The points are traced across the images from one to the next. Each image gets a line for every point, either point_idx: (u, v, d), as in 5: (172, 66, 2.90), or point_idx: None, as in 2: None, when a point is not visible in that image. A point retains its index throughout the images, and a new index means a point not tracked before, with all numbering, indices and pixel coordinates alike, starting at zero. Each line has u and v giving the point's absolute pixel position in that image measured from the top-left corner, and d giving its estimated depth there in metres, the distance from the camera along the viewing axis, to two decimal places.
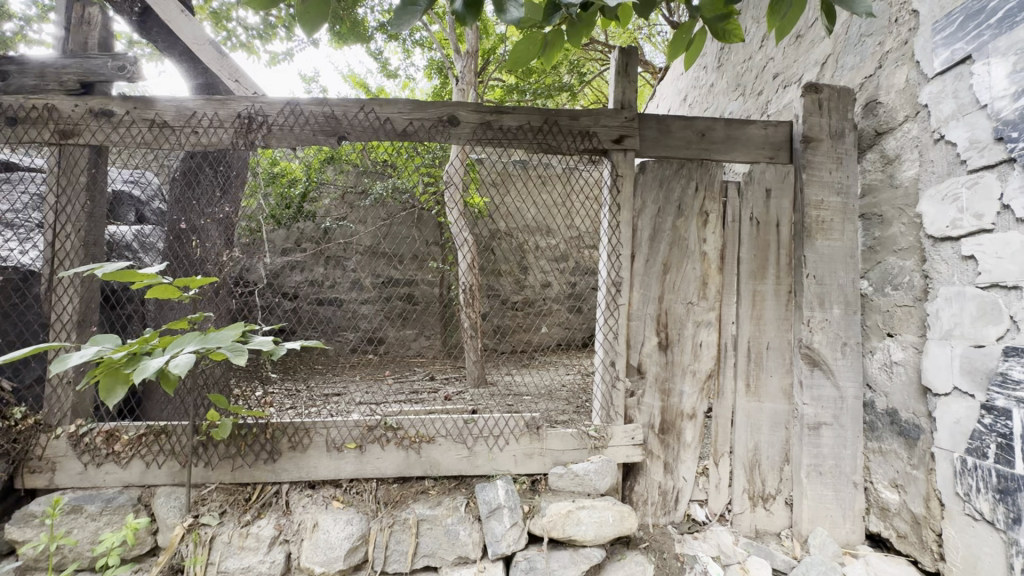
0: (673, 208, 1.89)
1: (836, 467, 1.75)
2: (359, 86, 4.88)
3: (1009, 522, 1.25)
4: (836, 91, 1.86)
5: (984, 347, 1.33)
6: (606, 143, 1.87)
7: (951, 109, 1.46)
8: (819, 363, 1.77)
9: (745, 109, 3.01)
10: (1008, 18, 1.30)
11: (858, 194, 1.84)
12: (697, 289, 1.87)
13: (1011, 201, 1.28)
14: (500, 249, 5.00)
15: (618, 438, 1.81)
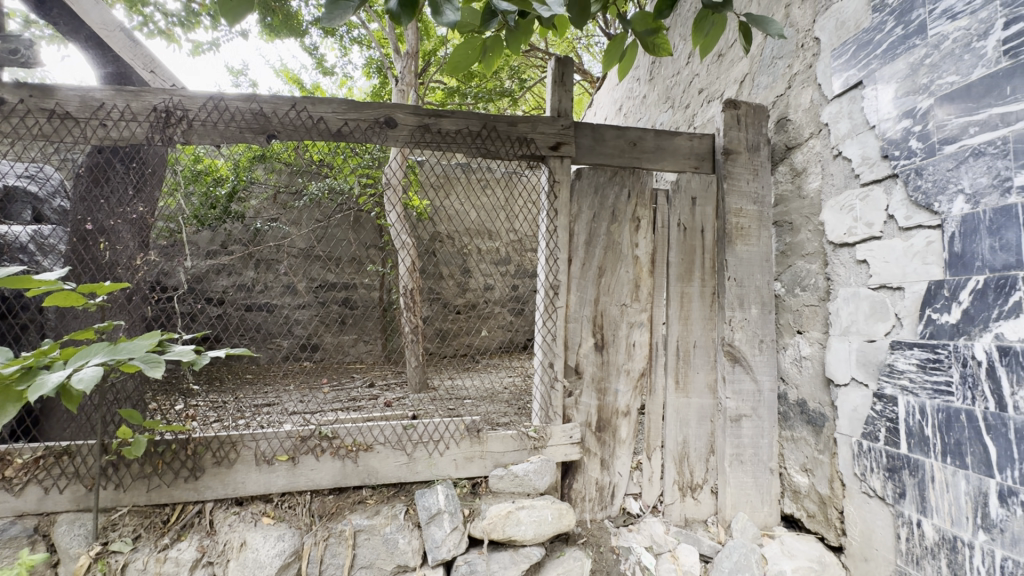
0: (607, 214, 1.97)
1: (755, 455, 1.89)
2: (293, 81, 4.68)
3: (897, 497, 1.41)
4: (753, 107, 2.01)
5: (875, 341, 1.49)
6: (544, 149, 1.92)
7: (847, 129, 1.63)
8: (740, 359, 1.91)
9: (674, 120, 3.18)
10: (891, 50, 1.47)
11: (772, 203, 2.00)
12: (630, 292, 1.96)
13: (895, 212, 1.44)
14: (442, 252, 4.97)
15: (557, 437, 1.86)
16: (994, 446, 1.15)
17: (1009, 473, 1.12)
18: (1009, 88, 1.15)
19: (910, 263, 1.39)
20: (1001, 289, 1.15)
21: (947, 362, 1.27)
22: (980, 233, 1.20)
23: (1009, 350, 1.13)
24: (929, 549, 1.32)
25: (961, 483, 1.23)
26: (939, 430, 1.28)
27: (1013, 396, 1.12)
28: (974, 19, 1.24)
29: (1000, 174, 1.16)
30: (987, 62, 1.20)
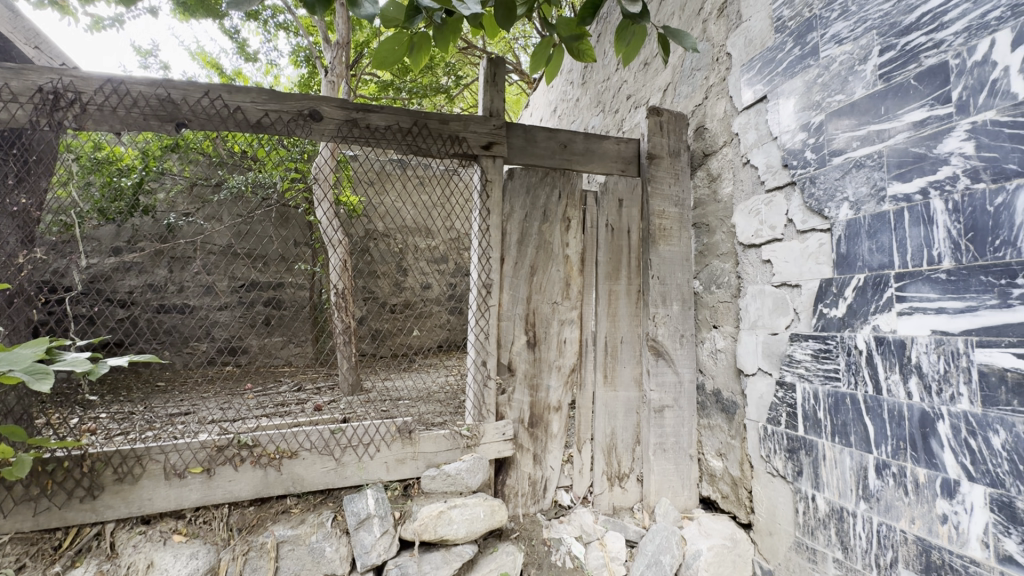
0: (538, 214, 2.01)
1: (676, 443, 2.01)
2: (211, 66, 4.36)
3: (795, 475, 1.55)
4: (674, 115, 2.13)
5: (777, 334, 1.63)
6: (476, 148, 1.93)
7: (754, 139, 1.77)
8: (663, 353, 2.01)
9: (605, 124, 3.30)
10: (790, 69, 1.61)
11: (691, 206, 2.13)
12: (561, 290, 2.01)
13: (793, 216, 1.59)
14: (376, 250, 4.84)
15: (490, 435, 1.87)
16: (872, 425, 1.30)
17: (884, 448, 1.28)
18: (883, 108, 1.30)
19: (805, 263, 1.54)
20: (877, 286, 1.30)
21: (835, 352, 1.42)
22: (861, 236, 1.35)
23: (884, 340, 1.28)
24: (822, 520, 1.46)
25: (846, 460, 1.38)
26: (829, 413, 1.43)
27: (887, 380, 1.27)
28: (856, 45, 1.39)
29: (876, 184, 1.31)
30: (867, 84, 1.36)
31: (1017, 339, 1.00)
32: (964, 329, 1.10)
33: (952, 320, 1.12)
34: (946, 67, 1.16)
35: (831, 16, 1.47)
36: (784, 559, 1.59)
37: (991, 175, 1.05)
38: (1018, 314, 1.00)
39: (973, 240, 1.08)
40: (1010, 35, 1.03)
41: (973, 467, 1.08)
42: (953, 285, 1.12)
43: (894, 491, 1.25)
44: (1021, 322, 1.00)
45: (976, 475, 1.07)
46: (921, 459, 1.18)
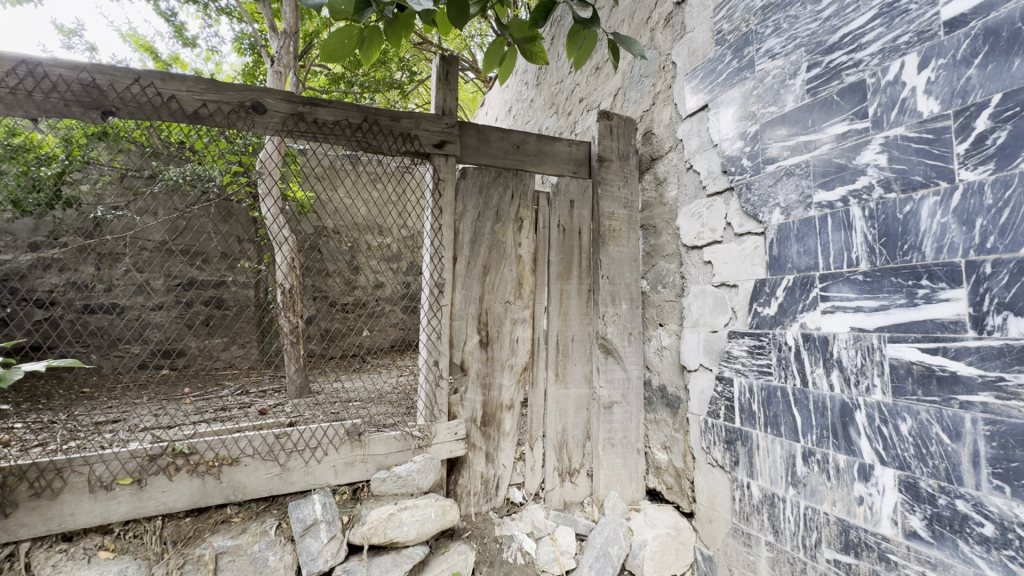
0: (491, 214, 2.02)
1: (624, 437, 2.07)
2: (144, 49, 4.08)
3: (732, 464, 1.64)
4: (623, 120, 2.19)
5: (717, 331, 1.72)
6: (428, 146, 1.91)
7: (697, 145, 1.85)
8: (612, 350, 2.07)
9: (558, 126, 3.35)
10: (729, 80, 1.70)
11: (639, 208, 2.20)
12: (513, 289, 2.03)
13: (731, 219, 1.67)
14: (327, 247, 4.69)
15: (442, 435, 1.86)
16: (799, 416, 1.40)
17: (810, 437, 1.37)
18: (810, 121, 1.40)
19: (742, 264, 1.63)
20: (804, 287, 1.40)
21: (767, 347, 1.51)
22: (790, 240, 1.45)
23: (809, 336, 1.38)
24: (755, 506, 1.55)
25: (777, 448, 1.47)
26: (762, 405, 1.52)
27: (812, 373, 1.36)
28: (787, 60, 1.48)
29: (804, 191, 1.41)
30: (796, 97, 1.45)
31: (921, 335, 1.11)
32: (878, 326, 1.20)
33: (868, 318, 1.22)
34: (864, 85, 1.26)
35: (765, 33, 1.56)
36: (722, 545, 1.68)
37: (901, 185, 1.16)
38: (922, 312, 1.11)
39: (885, 244, 1.18)
40: (917, 58, 1.14)
41: (885, 451, 1.18)
42: (869, 285, 1.22)
43: (818, 477, 1.35)
44: (925, 320, 1.10)
45: (887, 459, 1.18)
46: (841, 446, 1.28)
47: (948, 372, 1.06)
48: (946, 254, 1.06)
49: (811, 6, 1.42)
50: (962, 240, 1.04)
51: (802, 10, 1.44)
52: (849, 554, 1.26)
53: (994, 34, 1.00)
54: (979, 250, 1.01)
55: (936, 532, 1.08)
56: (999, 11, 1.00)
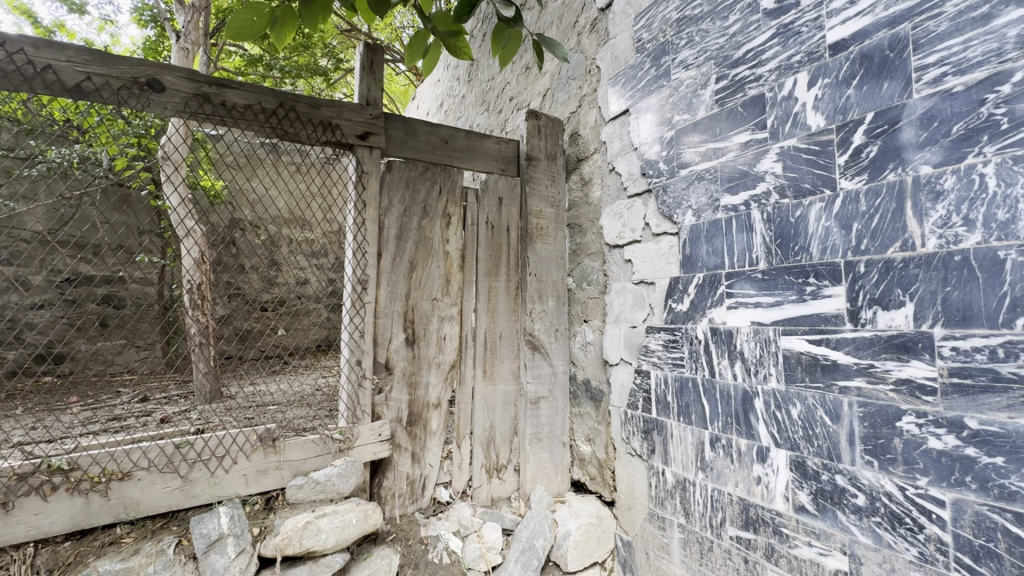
0: (418, 209, 1.97)
1: (550, 432, 2.11)
2: (19, 11, 3.57)
3: (649, 452, 1.72)
4: (551, 120, 2.23)
5: (636, 326, 1.80)
6: (350, 137, 1.83)
7: (619, 148, 1.92)
8: (539, 347, 2.11)
9: (489, 123, 3.35)
10: (647, 87, 1.78)
11: (566, 207, 2.25)
12: (441, 286, 2.00)
13: (650, 220, 1.76)
14: (243, 241, 4.38)
15: (365, 437, 1.80)
16: (707, 404, 1.50)
17: (716, 424, 1.47)
18: (719, 129, 1.50)
19: (658, 263, 1.71)
20: (712, 284, 1.49)
21: (681, 341, 1.60)
22: (700, 240, 1.54)
23: (716, 330, 1.47)
24: (669, 491, 1.64)
25: (688, 436, 1.56)
26: (676, 396, 1.61)
27: (719, 365, 1.46)
28: (699, 71, 1.58)
29: (713, 195, 1.50)
30: (707, 106, 1.54)
31: (809, 328, 1.23)
32: (774, 320, 1.31)
33: (766, 312, 1.33)
34: (763, 98, 1.37)
35: (680, 44, 1.65)
36: (640, 530, 1.76)
37: (793, 192, 1.27)
38: (809, 307, 1.22)
39: (780, 245, 1.30)
40: (807, 77, 1.26)
41: (779, 434, 1.29)
42: (766, 283, 1.33)
43: (723, 461, 1.45)
44: (812, 314, 1.22)
45: (781, 441, 1.29)
46: (743, 431, 1.39)
47: (830, 360, 1.18)
48: (829, 255, 1.18)
49: (719, 22, 1.52)
50: (841, 242, 1.16)
51: (711, 25, 1.54)
52: (748, 530, 1.37)
53: (869, 59, 1.13)
54: (855, 252, 1.13)
55: (820, 505, 1.20)
56: (872, 39, 1.12)
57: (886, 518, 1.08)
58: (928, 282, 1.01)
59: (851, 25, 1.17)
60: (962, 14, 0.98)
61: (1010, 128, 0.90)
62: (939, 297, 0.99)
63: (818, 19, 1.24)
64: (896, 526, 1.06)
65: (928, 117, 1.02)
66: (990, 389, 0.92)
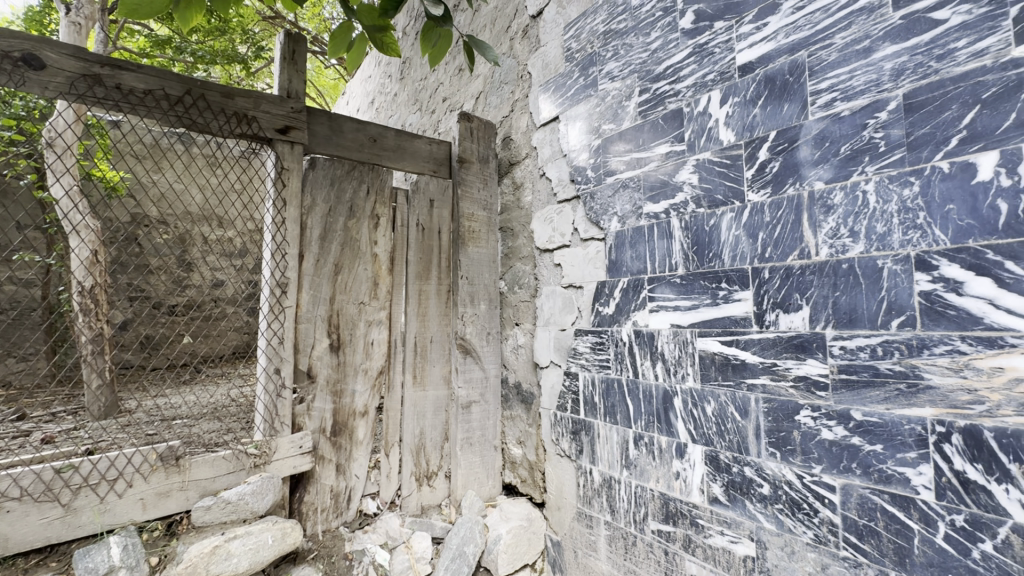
0: (344, 209, 1.89)
1: (482, 436, 2.10)
2: None
3: (577, 452, 1.76)
4: (483, 123, 2.22)
5: (565, 329, 1.83)
6: (269, 131, 1.72)
7: (549, 154, 1.96)
8: (471, 350, 2.09)
9: (422, 124, 3.29)
10: (577, 95, 1.82)
11: (498, 211, 2.26)
12: (368, 289, 1.93)
13: (578, 225, 1.80)
14: (148, 240, 4.00)
15: (283, 450, 1.69)
16: (631, 404, 1.55)
17: (639, 423, 1.53)
18: (642, 140, 1.57)
19: (586, 267, 1.76)
20: (636, 288, 1.55)
21: (607, 344, 1.65)
22: (625, 246, 1.60)
23: (640, 333, 1.53)
24: (596, 490, 1.68)
25: (614, 435, 1.61)
26: (602, 396, 1.66)
27: (642, 366, 1.52)
28: (624, 83, 1.64)
29: (636, 203, 1.56)
30: (630, 118, 1.61)
31: (721, 330, 1.31)
32: (691, 323, 1.38)
33: (684, 315, 1.40)
34: (681, 113, 1.44)
35: (606, 56, 1.71)
36: (569, 529, 1.80)
37: (708, 203, 1.35)
38: (722, 310, 1.30)
39: (696, 252, 1.37)
40: (719, 95, 1.34)
41: (695, 431, 1.37)
42: (684, 287, 1.40)
43: (646, 458, 1.51)
44: (724, 317, 1.30)
45: (697, 437, 1.36)
46: (664, 428, 1.45)
47: (739, 360, 1.26)
48: (739, 261, 1.27)
49: (641, 38, 1.59)
50: (749, 250, 1.25)
51: (635, 40, 1.61)
52: (668, 523, 1.44)
53: (772, 81, 1.22)
54: (760, 259, 1.22)
55: (731, 495, 1.28)
56: (775, 63, 1.22)
57: (787, 505, 1.17)
58: (821, 287, 1.11)
59: (757, 49, 1.26)
60: (849, 47, 1.09)
61: (886, 151, 1.02)
62: (830, 301, 1.09)
63: (729, 41, 1.33)
64: (796, 511, 1.15)
65: (821, 138, 1.12)
66: (871, 383, 1.02)
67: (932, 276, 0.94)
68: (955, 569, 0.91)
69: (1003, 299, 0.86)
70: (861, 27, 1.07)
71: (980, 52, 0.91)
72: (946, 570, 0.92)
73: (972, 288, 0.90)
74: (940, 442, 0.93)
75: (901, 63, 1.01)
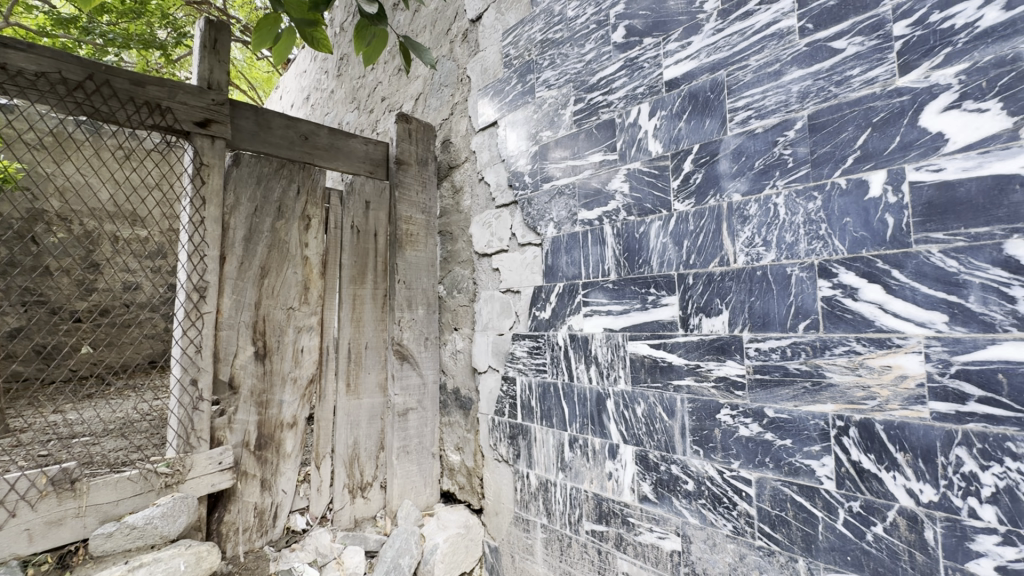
0: (271, 209, 1.79)
1: (419, 444, 2.05)
2: None
3: (514, 457, 1.76)
4: (422, 125, 2.19)
5: (503, 334, 1.84)
6: (186, 123, 1.59)
7: (487, 158, 1.96)
8: (407, 356, 2.04)
9: (360, 123, 3.19)
10: (515, 101, 1.84)
11: (437, 214, 2.23)
12: (298, 294, 1.84)
13: (516, 230, 1.81)
14: (47, 238, 3.60)
15: (200, 467, 1.56)
16: (566, 407, 1.58)
17: (574, 425, 1.56)
18: (577, 148, 1.60)
19: (523, 271, 1.77)
20: (571, 293, 1.58)
21: (544, 348, 1.67)
22: (560, 251, 1.63)
23: (574, 337, 1.56)
24: (533, 494, 1.69)
25: (550, 438, 1.63)
26: (539, 400, 1.67)
27: (576, 369, 1.55)
28: (560, 92, 1.67)
29: (571, 209, 1.60)
30: (566, 126, 1.64)
31: (650, 333, 1.36)
32: (622, 326, 1.43)
33: (616, 319, 1.45)
34: (613, 123, 1.49)
35: (543, 65, 1.74)
36: (507, 534, 1.79)
37: (638, 211, 1.40)
38: (651, 314, 1.36)
39: (627, 258, 1.42)
40: (648, 108, 1.40)
41: (626, 432, 1.41)
42: (616, 292, 1.45)
43: (581, 459, 1.54)
44: (653, 321, 1.35)
45: (628, 438, 1.40)
46: (597, 430, 1.48)
47: (666, 362, 1.32)
48: (666, 267, 1.32)
49: (576, 49, 1.63)
50: (675, 257, 1.31)
51: (570, 50, 1.65)
52: (601, 523, 1.47)
53: (695, 97, 1.29)
54: (685, 265, 1.28)
55: (659, 493, 1.33)
56: (697, 81, 1.29)
57: (709, 499, 1.23)
58: (738, 292, 1.18)
59: (682, 66, 1.33)
60: (762, 69, 1.17)
61: (794, 167, 1.10)
62: (747, 305, 1.16)
63: (656, 57, 1.39)
64: (717, 505, 1.21)
65: (737, 153, 1.20)
66: (781, 382, 1.10)
67: (833, 283, 1.03)
68: (853, 551, 1.00)
69: (889, 304, 0.96)
70: (772, 51, 1.15)
71: (871, 80, 1.01)
72: (846, 553, 1.01)
73: (865, 294, 0.99)
74: (840, 435, 1.02)
75: (806, 86, 1.10)
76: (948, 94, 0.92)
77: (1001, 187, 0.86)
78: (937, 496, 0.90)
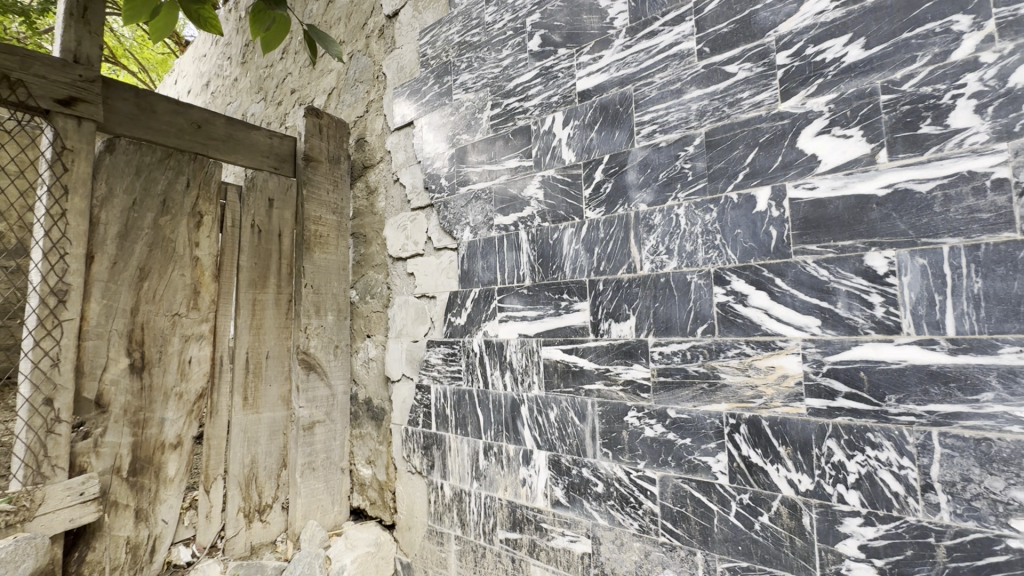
0: (155, 203, 1.59)
1: (326, 459, 1.92)
2: None
3: (428, 468, 1.71)
4: (334, 121, 2.07)
5: (417, 341, 1.78)
6: (43, 100, 1.37)
7: (403, 159, 1.90)
8: (315, 366, 1.90)
9: (266, 114, 2.97)
10: (432, 102, 1.80)
11: (349, 216, 2.12)
12: (185, 299, 1.65)
13: (431, 234, 1.77)
14: None
15: (55, 500, 1.34)
16: (481, 414, 1.55)
17: (489, 433, 1.53)
18: (494, 152, 1.59)
19: (439, 276, 1.73)
20: (486, 299, 1.57)
21: (458, 355, 1.63)
22: (477, 256, 1.61)
23: (490, 343, 1.54)
24: (447, 505, 1.64)
25: (465, 447, 1.60)
26: (453, 408, 1.63)
27: (492, 376, 1.53)
28: (477, 95, 1.66)
29: (488, 214, 1.58)
30: (483, 131, 1.63)
31: (563, 339, 1.38)
32: (536, 332, 1.43)
33: (530, 325, 1.45)
34: (529, 129, 1.50)
35: (460, 67, 1.71)
36: (420, 549, 1.73)
37: (552, 217, 1.42)
38: (563, 319, 1.37)
39: (542, 264, 1.43)
40: (562, 116, 1.42)
41: (540, 437, 1.41)
42: (531, 297, 1.45)
43: (495, 467, 1.52)
44: (565, 326, 1.37)
45: (542, 444, 1.41)
46: (511, 437, 1.47)
47: (578, 367, 1.34)
48: (578, 274, 1.35)
49: (494, 53, 1.62)
50: (586, 263, 1.34)
51: (488, 55, 1.64)
52: (515, 530, 1.46)
53: (606, 109, 1.33)
54: (596, 272, 1.32)
55: (571, 496, 1.34)
56: (607, 93, 1.33)
57: (617, 500, 1.26)
58: (644, 298, 1.23)
59: (594, 79, 1.37)
60: (665, 87, 1.23)
61: (693, 180, 1.17)
62: (651, 311, 1.21)
63: (570, 68, 1.42)
64: (624, 505, 1.24)
65: (643, 165, 1.25)
66: (682, 384, 1.16)
67: (726, 290, 1.11)
68: (743, 541, 1.07)
69: (773, 310, 1.05)
70: (675, 70, 1.22)
71: (758, 104, 1.10)
72: (737, 543, 1.07)
73: (753, 300, 1.07)
74: (732, 433, 1.08)
75: (703, 105, 1.17)
76: (820, 120, 1.02)
77: (862, 206, 0.97)
78: (812, 485, 0.99)
